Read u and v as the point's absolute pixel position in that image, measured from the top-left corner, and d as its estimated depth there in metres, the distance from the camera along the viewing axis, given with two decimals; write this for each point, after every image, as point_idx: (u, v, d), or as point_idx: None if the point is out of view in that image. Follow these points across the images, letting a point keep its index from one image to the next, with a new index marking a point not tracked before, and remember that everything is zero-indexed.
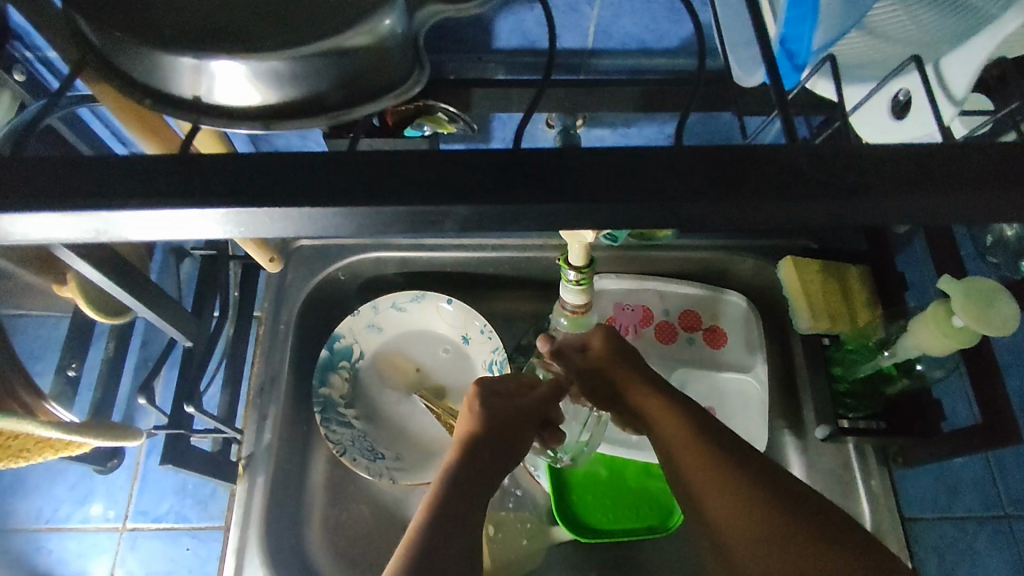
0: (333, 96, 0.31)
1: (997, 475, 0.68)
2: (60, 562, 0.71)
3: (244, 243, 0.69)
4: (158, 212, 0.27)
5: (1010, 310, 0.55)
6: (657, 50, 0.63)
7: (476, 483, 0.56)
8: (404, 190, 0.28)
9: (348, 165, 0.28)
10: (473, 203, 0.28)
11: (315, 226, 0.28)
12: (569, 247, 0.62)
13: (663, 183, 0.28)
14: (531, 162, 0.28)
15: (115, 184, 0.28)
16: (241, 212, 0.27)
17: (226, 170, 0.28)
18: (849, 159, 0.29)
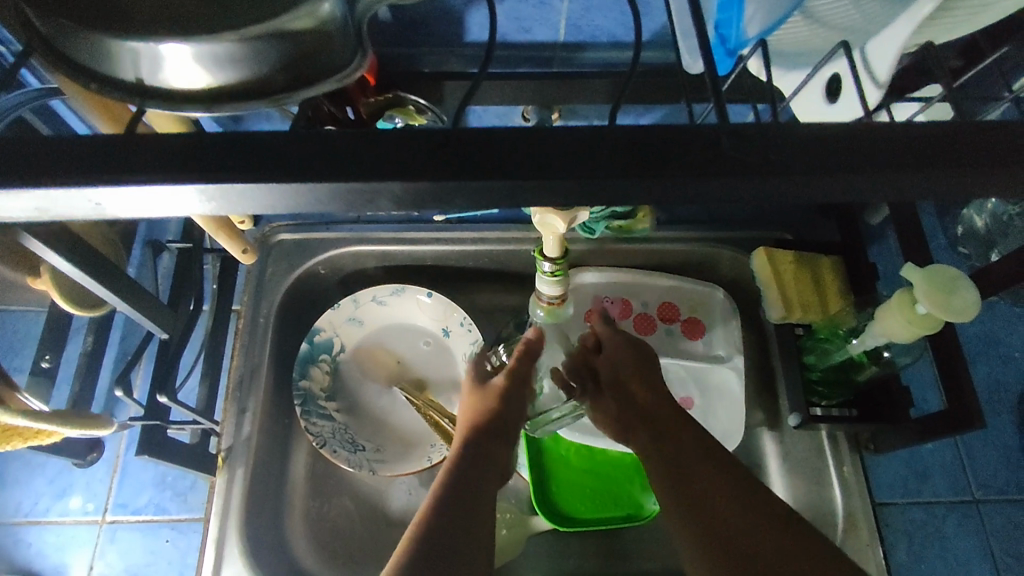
0: (276, 79, 0.32)
1: (966, 459, 0.76)
2: (38, 556, 0.71)
3: (217, 233, 0.69)
4: (110, 190, 0.27)
5: (969, 298, 0.56)
6: (629, 43, 0.63)
7: (481, 475, 0.56)
8: (346, 164, 0.27)
9: (305, 143, 0.28)
10: (410, 179, 0.27)
11: (260, 204, 0.28)
12: (542, 239, 0.63)
13: (608, 154, 0.28)
14: (482, 135, 0.28)
15: (51, 160, 0.27)
16: (181, 188, 0.27)
17: (163, 144, 0.27)
18: (799, 134, 0.29)
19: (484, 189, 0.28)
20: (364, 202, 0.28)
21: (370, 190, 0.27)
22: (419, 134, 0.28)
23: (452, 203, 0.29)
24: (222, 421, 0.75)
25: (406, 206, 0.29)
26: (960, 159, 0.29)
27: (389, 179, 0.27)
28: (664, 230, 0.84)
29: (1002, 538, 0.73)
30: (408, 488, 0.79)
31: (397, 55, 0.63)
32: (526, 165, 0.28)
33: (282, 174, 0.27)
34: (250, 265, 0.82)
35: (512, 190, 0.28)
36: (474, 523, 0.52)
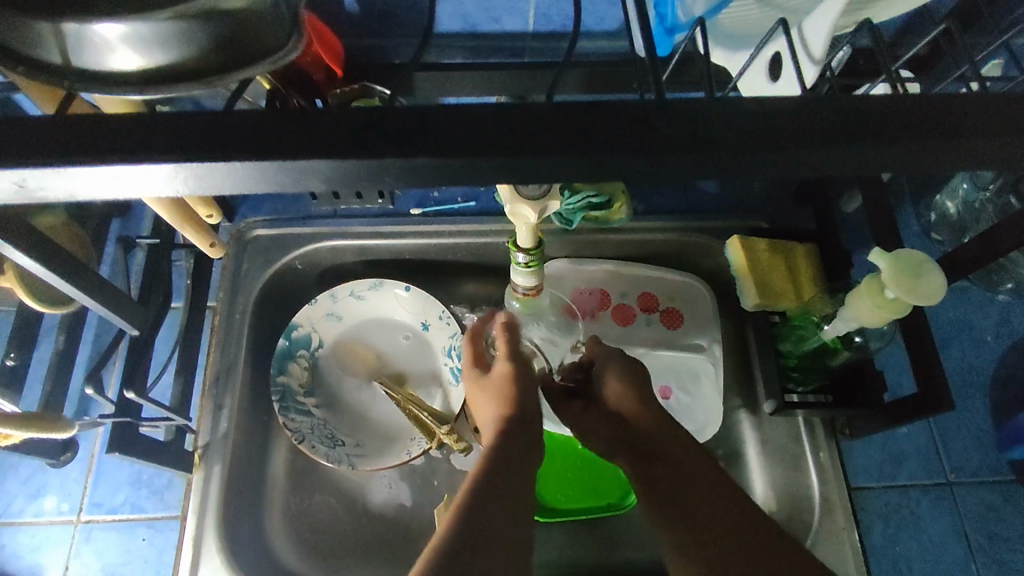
0: (210, 58, 0.32)
1: (939, 442, 0.77)
2: (12, 558, 0.70)
3: (182, 227, 0.69)
4: (33, 171, 0.27)
5: (935, 281, 0.56)
6: (599, 32, 0.63)
7: (504, 483, 0.54)
8: (295, 143, 0.28)
9: (237, 128, 0.28)
10: (352, 155, 0.28)
11: (214, 183, 0.28)
12: (516, 230, 0.63)
13: (550, 135, 0.29)
14: (427, 117, 0.29)
15: (2, 141, 0.27)
16: (136, 167, 0.27)
17: (114, 125, 0.28)
18: (743, 116, 0.30)
19: (417, 168, 0.29)
20: (294, 181, 0.29)
21: (300, 168, 0.28)
22: (349, 113, 0.29)
23: (393, 180, 0.29)
24: (198, 418, 0.76)
25: (336, 184, 0.30)
26: (897, 138, 0.30)
27: (315, 158, 0.28)
28: (640, 220, 0.84)
29: (975, 518, 0.74)
30: (387, 483, 0.79)
31: (367, 47, 0.63)
32: (472, 146, 0.28)
33: (239, 151, 0.28)
34: (226, 261, 0.81)
35: (440, 167, 0.29)
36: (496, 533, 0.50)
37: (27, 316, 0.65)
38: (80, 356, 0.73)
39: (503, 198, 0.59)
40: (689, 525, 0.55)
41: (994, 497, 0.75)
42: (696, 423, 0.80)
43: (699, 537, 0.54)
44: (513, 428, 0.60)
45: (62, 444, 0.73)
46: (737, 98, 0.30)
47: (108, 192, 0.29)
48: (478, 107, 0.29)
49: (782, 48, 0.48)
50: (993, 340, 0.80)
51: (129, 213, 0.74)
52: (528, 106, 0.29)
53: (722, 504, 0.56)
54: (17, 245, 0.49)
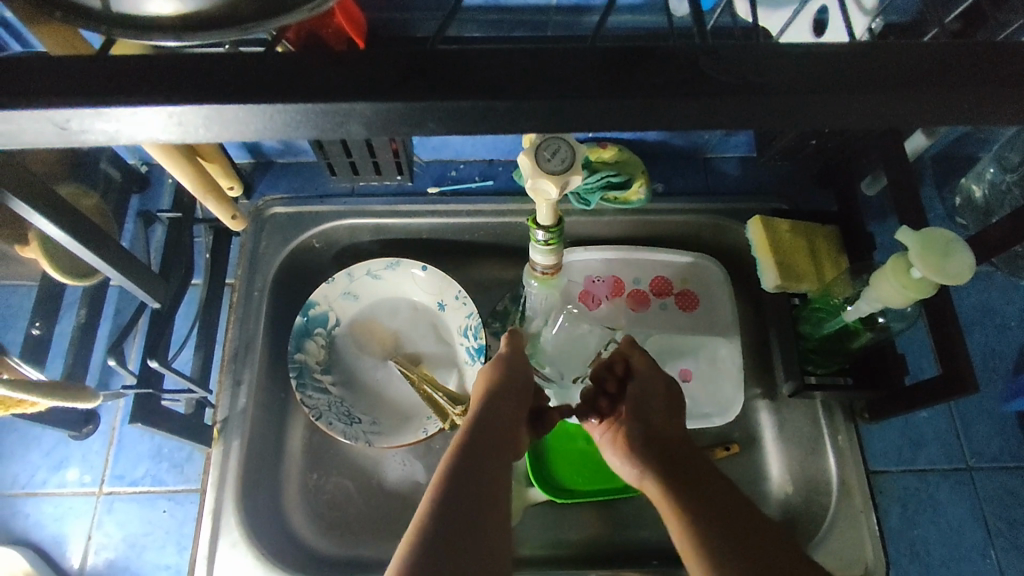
0: (243, 9, 0.33)
1: (960, 426, 0.76)
2: (37, 526, 0.71)
3: (202, 200, 0.69)
4: (74, 113, 0.27)
5: (964, 261, 0.55)
6: (624, 5, 0.62)
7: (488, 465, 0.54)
8: (331, 89, 0.28)
9: (278, 69, 0.28)
10: (384, 103, 0.28)
11: (251, 129, 0.28)
12: (536, 207, 0.62)
13: (588, 91, 0.28)
14: (460, 71, 0.28)
15: (41, 84, 0.27)
16: (176, 110, 0.27)
17: (152, 69, 0.28)
18: (781, 72, 0.29)
19: (449, 115, 0.29)
20: (329, 128, 0.29)
21: (341, 111, 0.28)
22: (384, 60, 0.29)
23: (423, 129, 0.30)
24: (216, 394, 0.76)
25: (370, 132, 0.30)
26: (936, 98, 0.29)
27: (356, 101, 0.28)
28: (660, 201, 0.83)
29: (994, 503, 0.73)
30: (402, 461, 0.79)
31: (389, 20, 0.62)
32: (506, 100, 0.28)
33: (274, 96, 0.28)
34: (244, 238, 0.81)
35: (475, 115, 0.29)
36: (479, 519, 0.50)
37: (49, 288, 0.65)
38: (102, 330, 0.73)
39: (525, 174, 0.59)
40: (727, 536, 0.53)
41: (1014, 483, 0.74)
42: (717, 406, 0.79)
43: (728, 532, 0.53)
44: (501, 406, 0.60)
45: (83, 417, 0.74)
46: (776, 52, 0.30)
47: (148, 134, 0.29)
48: (511, 62, 0.29)
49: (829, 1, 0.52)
50: (1016, 326, 0.79)
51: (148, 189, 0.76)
52: (566, 55, 0.29)
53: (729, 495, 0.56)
54: (42, 212, 0.49)
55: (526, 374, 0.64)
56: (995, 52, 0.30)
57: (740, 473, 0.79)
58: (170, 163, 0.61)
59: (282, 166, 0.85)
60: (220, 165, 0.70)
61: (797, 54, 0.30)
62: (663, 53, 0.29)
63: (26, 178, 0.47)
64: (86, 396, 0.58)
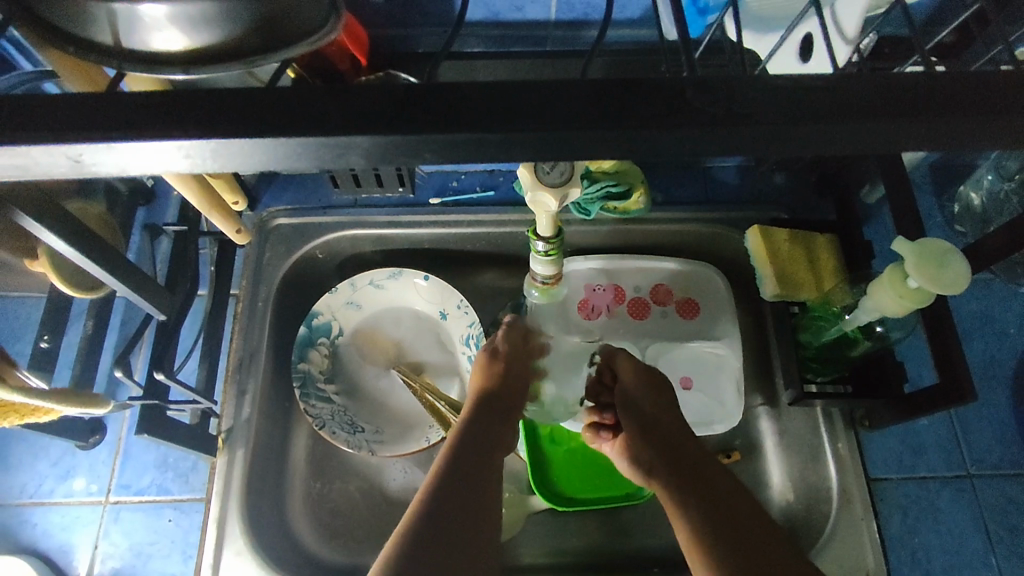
0: (248, 39, 0.34)
1: (960, 434, 0.76)
2: (44, 536, 0.72)
3: (208, 213, 0.70)
4: (86, 146, 0.28)
5: (960, 271, 0.55)
6: (622, 20, 0.62)
7: (474, 460, 0.57)
8: (333, 119, 0.29)
9: (275, 103, 0.29)
10: (383, 132, 0.29)
11: (257, 159, 0.29)
12: (535, 218, 0.63)
13: (579, 113, 0.29)
14: (455, 96, 0.29)
15: (53, 119, 0.28)
16: (185, 144, 0.28)
17: (161, 102, 0.29)
18: (769, 95, 0.30)
19: (448, 143, 0.29)
20: (333, 157, 0.30)
21: (339, 144, 0.29)
22: (384, 88, 0.29)
23: (421, 157, 0.30)
24: (222, 403, 0.77)
25: (371, 160, 0.30)
26: (924, 120, 0.30)
27: (355, 134, 0.29)
28: (660, 210, 0.84)
29: (995, 511, 0.73)
30: (405, 469, 0.80)
31: (391, 36, 0.63)
32: (501, 123, 0.29)
33: (279, 127, 0.28)
34: (249, 249, 0.82)
35: (473, 141, 0.29)
36: (470, 509, 0.53)
37: (57, 301, 0.66)
38: (108, 341, 0.74)
39: (524, 186, 0.59)
40: (723, 523, 0.54)
41: (1015, 490, 0.74)
42: (718, 414, 0.80)
43: (721, 518, 0.54)
44: (490, 406, 0.63)
45: (90, 427, 0.75)
46: (767, 75, 0.30)
47: (156, 165, 0.29)
48: (504, 87, 0.30)
49: (814, 29, 0.53)
50: (1015, 333, 0.79)
51: (154, 202, 0.77)
52: (560, 81, 0.30)
53: (721, 483, 0.58)
54: (50, 227, 0.49)
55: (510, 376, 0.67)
56: (976, 75, 0.31)
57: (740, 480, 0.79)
58: (176, 178, 0.62)
59: (286, 178, 0.87)
60: (226, 179, 0.71)
61: (783, 78, 0.31)
62: (654, 78, 0.30)
63: (35, 196, 0.48)
64: (97, 403, 0.58)
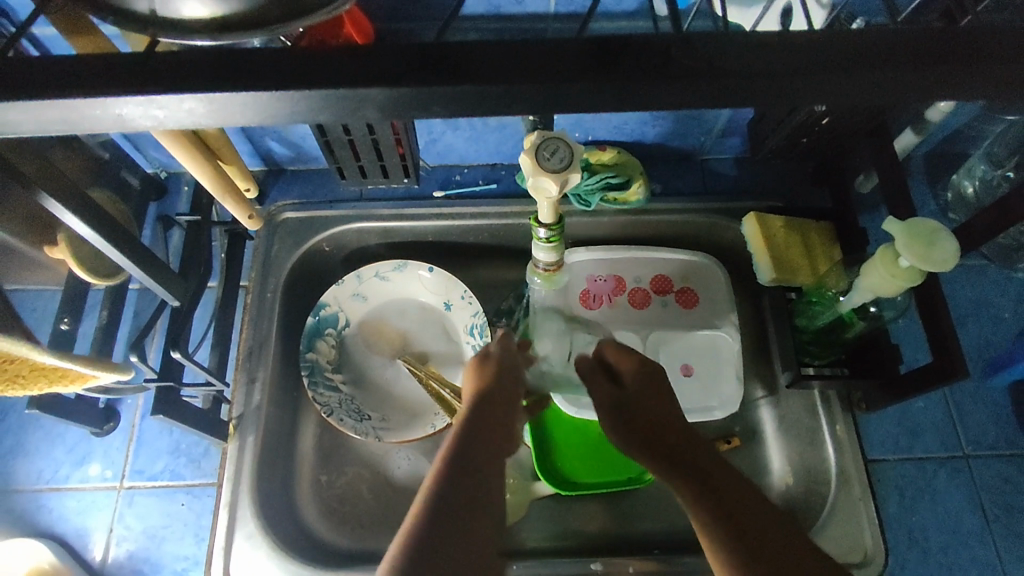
0: (273, 11, 0.36)
1: (956, 416, 0.78)
2: (60, 520, 0.74)
3: (220, 199, 0.72)
4: (123, 100, 0.33)
5: (948, 249, 0.57)
6: (618, 12, 0.65)
7: (482, 459, 0.53)
8: (334, 76, 0.33)
9: (290, 60, 0.34)
10: (388, 88, 0.33)
11: (271, 113, 0.34)
12: (538, 206, 0.65)
13: (559, 74, 0.34)
14: (453, 56, 0.34)
15: (97, 77, 0.33)
16: (207, 97, 0.33)
17: (187, 61, 0.33)
18: (741, 70, 0.34)
19: (456, 96, 0.34)
20: (345, 112, 0.35)
21: (355, 97, 0.34)
22: (396, 50, 0.34)
23: (427, 110, 0.35)
24: (232, 390, 0.78)
25: (382, 115, 0.35)
26: None
27: (369, 88, 0.33)
28: (658, 201, 0.86)
29: (992, 491, 0.75)
30: (411, 456, 0.81)
31: (396, 30, 0.65)
32: (497, 78, 0.34)
33: (288, 83, 0.33)
34: (258, 242, 0.85)
35: (479, 95, 0.34)
36: (481, 504, 0.50)
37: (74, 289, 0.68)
38: (122, 331, 0.76)
39: (526, 173, 0.61)
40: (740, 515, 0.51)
41: (1011, 470, 0.75)
42: (718, 400, 0.81)
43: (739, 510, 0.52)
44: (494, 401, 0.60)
45: (105, 414, 0.77)
46: (738, 53, 0.34)
47: (183, 118, 0.34)
48: (501, 48, 0.34)
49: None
50: (1011, 318, 0.81)
51: (165, 196, 0.79)
52: (552, 48, 0.34)
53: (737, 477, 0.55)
54: (74, 211, 0.52)
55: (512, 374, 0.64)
56: (928, 41, 0.35)
57: (741, 465, 0.80)
58: (190, 163, 0.64)
59: (293, 173, 0.89)
60: (236, 168, 0.73)
61: (754, 57, 0.34)
62: (635, 50, 0.34)
63: (59, 179, 0.50)
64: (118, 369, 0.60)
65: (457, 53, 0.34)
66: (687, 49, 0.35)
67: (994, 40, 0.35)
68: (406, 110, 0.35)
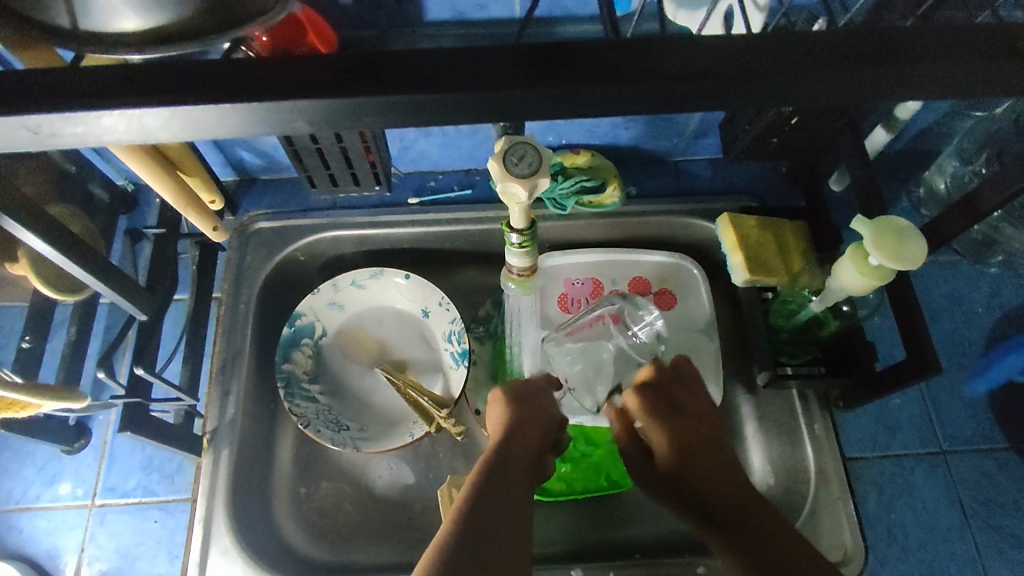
0: (204, 22, 0.37)
1: (933, 412, 0.78)
2: (30, 540, 0.72)
3: (185, 212, 0.71)
4: (48, 117, 0.32)
5: (916, 247, 0.58)
6: (583, 16, 0.65)
7: (503, 509, 0.54)
8: (268, 87, 0.33)
9: (217, 73, 0.33)
10: (334, 99, 0.33)
11: (205, 127, 0.33)
12: (509, 211, 0.64)
13: (509, 82, 0.33)
14: (400, 65, 0.34)
15: (23, 93, 0.32)
16: (132, 111, 0.32)
17: (114, 75, 0.33)
18: (690, 74, 0.34)
19: (405, 108, 0.33)
20: (282, 122, 0.34)
21: (289, 109, 0.33)
22: (342, 59, 0.34)
23: (376, 120, 0.34)
24: (206, 404, 0.77)
25: (331, 125, 0.35)
26: None
27: (315, 99, 0.33)
28: (633, 203, 0.86)
29: (970, 486, 0.75)
30: (390, 465, 0.81)
31: (362, 38, 0.65)
32: (445, 87, 0.33)
33: (218, 95, 0.32)
34: (230, 253, 0.84)
35: (429, 107, 0.34)
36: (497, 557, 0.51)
37: (39, 306, 0.67)
38: (92, 346, 0.75)
39: (494, 178, 0.61)
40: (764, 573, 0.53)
41: (988, 465, 0.76)
42: None
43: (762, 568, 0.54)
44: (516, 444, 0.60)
45: (75, 431, 0.76)
46: (689, 58, 0.34)
47: (113, 133, 0.33)
48: (448, 57, 0.34)
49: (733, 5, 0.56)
50: (985, 312, 0.81)
51: (134, 210, 0.79)
52: (502, 56, 0.34)
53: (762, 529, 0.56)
54: (33, 230, 0.51)
55: (534, 413, 0.63)
56: (877, 43, 0.35)
57: None
58: (152, 176, 0.63)
59: (265, 183, 0.88)
60: (203, 180, 0.72)
61: (705, 61, 0.34)
62: (583, 57, 0.34)
63: (14, 197, 0.49)
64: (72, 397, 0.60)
65: (404, 62, 0.34)
66: (638, 53, 0.34)
67: (941, 40, 0.35)
68: (356, 120, 0.35)
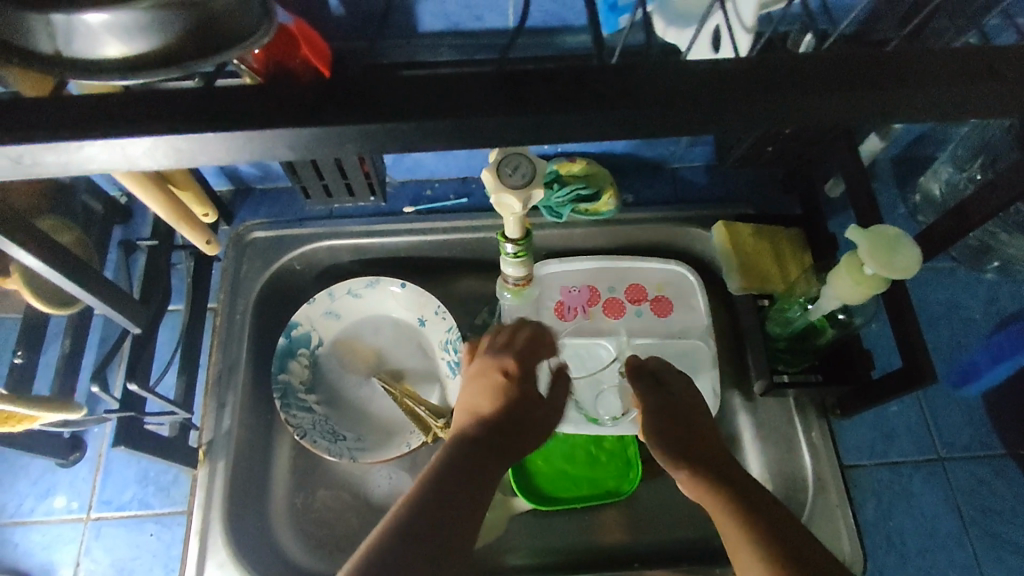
0: (187, 47, 0.36)
1: (930, 419, 0.78)
2: (25, 555, 0.72)
3: (177, 224, 0.71)
4: (30, 148, 0.32)
5: (911, 256, 0.57)
6: (577, 26, 0.65)
7: (476, 489, 0.49)
8: (254, 115, 0.33)
9: (200, 101, 0.33)
10: (322, 120, 0.33)
11: (188, 155, 0.33)
12: (504, 221, 0.64)
13: (498, 103, 0.33)
14: (389, 85, 0.34)
15: (7, 120, 0.32)
16: (114, 141, 0.32)
17: (98, 105, 0.32)
18: (679, 93, 0.34)
19: (393, 130, 0.33)
20: (266, 149, 0.34)
21: (276, 132, 0.33)
22: (331, 81, 0.34)
23: (365, 141, 0.34)
24: (202, 416, 0.77)
25: (321, 147, 0.35)
26: None
27: (303, 120, 0.33)
28: (629, 211, 0.86)
29: (967, 493, 0.75)
30: (387, 475, 0.80)
31: (356, 49, 0.65)
32: (434, 108, 0.33)
33: (203, 124, 0.32)
34: (225, 263, 0.84)
35: (417, 129, 0.33)
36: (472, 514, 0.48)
37: (32, 320, 0.67)
38: (87, 358, 0.75)
39: (489, 189, 0.61)
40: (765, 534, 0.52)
41: (986, 472, 0.76)
42: None
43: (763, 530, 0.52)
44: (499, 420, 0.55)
45: (70, 444, 0.75)
46: (678, 78, 0.34)
47: (97, 163, 0.33)
48: (437, 78, 0.34)
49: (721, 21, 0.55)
50: (981, 319, 0.81)
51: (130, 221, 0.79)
52: (491, 76, 0.34)
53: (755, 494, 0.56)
54: (24, 246, 0.51)
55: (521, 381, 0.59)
56: (866, 61, 0.35)
57: None
58: (144, 190, 0.63)
59: (261, 192, 0.88)
60: (197, 192, 0.72)
61: (693, 81, 0.34)
62: (572, 77, 0.34)
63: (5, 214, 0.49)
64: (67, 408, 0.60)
65: (393, 82, 0.34)
66: (626, 72, 0.34)
67: (929, 56, 0.35)
68: (346, 141, 0.35)
